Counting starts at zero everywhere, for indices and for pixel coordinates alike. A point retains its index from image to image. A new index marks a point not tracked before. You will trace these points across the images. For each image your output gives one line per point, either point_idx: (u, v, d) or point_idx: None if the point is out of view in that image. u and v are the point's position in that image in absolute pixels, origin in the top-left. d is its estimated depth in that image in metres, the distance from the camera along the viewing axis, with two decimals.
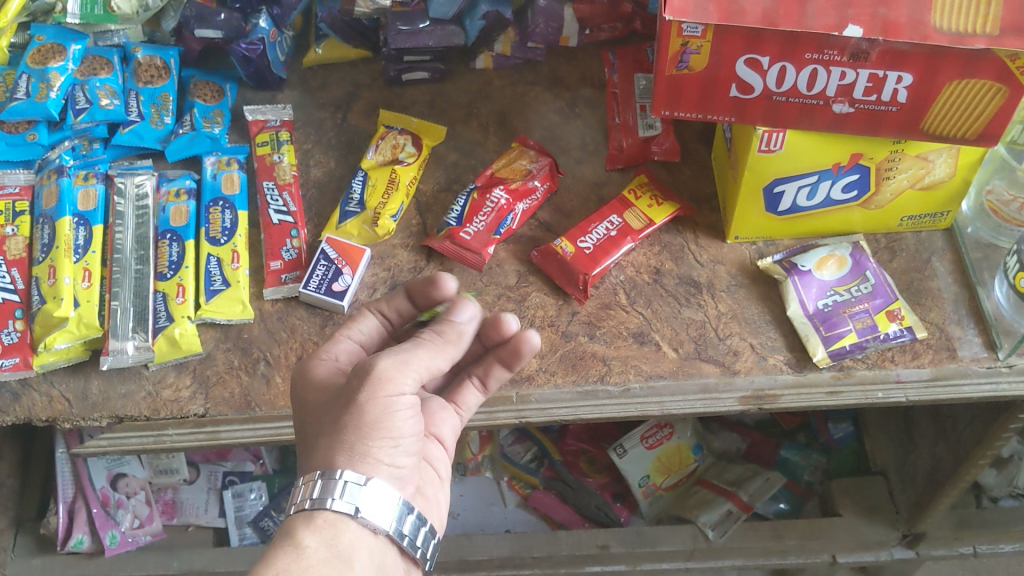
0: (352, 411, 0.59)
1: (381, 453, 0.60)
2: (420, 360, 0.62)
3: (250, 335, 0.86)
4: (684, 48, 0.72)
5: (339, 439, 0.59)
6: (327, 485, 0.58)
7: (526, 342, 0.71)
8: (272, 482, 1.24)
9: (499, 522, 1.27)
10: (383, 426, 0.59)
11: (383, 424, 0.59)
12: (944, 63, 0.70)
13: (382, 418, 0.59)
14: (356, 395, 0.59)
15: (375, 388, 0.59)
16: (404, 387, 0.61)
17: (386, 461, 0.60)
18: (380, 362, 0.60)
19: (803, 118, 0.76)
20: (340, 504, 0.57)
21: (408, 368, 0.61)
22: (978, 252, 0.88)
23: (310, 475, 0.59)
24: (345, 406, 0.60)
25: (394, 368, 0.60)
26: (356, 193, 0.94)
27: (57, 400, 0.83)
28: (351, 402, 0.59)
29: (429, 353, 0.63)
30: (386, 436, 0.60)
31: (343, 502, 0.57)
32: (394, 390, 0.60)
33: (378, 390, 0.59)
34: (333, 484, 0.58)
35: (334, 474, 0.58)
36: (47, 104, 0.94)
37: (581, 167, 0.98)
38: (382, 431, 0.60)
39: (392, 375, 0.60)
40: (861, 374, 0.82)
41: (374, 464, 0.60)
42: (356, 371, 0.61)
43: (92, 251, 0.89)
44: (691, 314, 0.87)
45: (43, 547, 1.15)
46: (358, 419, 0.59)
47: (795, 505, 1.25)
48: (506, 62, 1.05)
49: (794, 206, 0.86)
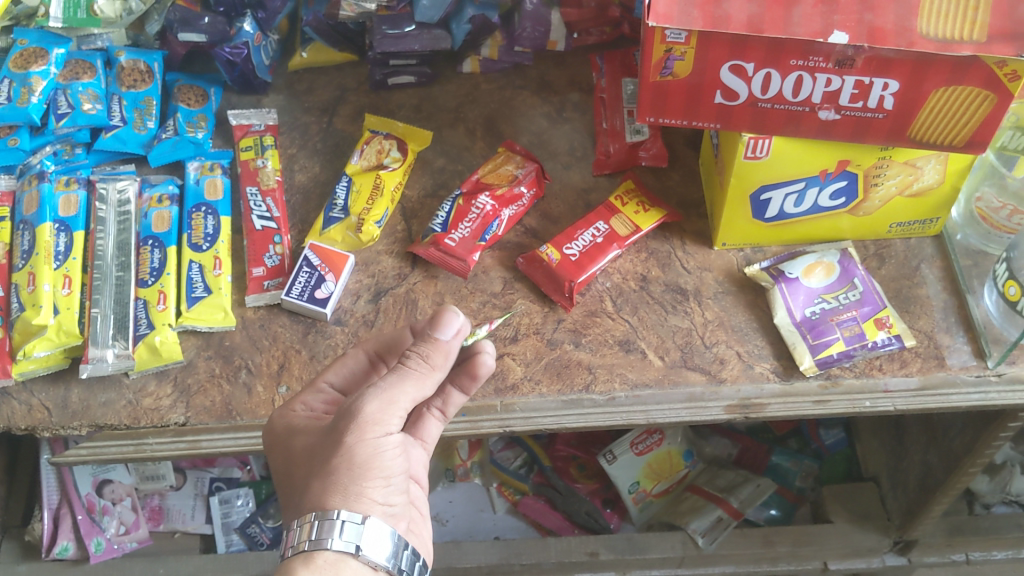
0: (340, 453, 0.59)
1: (375, 493, 0.60)
2: (407, 395, 0.61)
3: (231, 343, 0.85)
4: (668, 55, 0.71)
5: (332, 482, 0.59)
6: (327, 525, 0.57)
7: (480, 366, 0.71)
8: (259, 488, 1.23)
9: (488, 529, 1.25)
10: (374, 466, 0.59)
11: (374, 464, 0.59)
12: (932, 71, 0.69)
13: (371, 459, 0.59)
14: (343, 438, 0.59)
15: (361, 431, 0.59)
16: (390, 426, 0.60)
17: (380, 500, 0.60)
18: (364, 400, 0.60)
19: (789, 125, 0.75)
20: (341, 543, 0.57)
21: (393, 407, 0.60)
22: (967, 259, 0.87)
23: (305, 517, 0.58)
24: (332, 447, 0.59)
25: (382, 408, 0.60)
26: (340, 199, 0.93)
27: (37, 409, 0.82)
28: (338, 445, 0.59)
29: (412, 383, 0.62)
30: (378, 475, 0.60)
31: (344, 540, 0.57)
32: (380, 432, 0.60)
33: (364, 432, 0.59)
34: (331, 524, 0.57)
35: (331, 514, 0.57)
36: (29, 109, 0.93)
37: (569, 173, 0.97)
38: (373, 471, 0.60)
39: (378, 415, 0.60)
40: (849, 382, 0.81)
41: (369, 504, 0.59)
42: (340, 413, 0.60)
43: (73, 258, 0.88)
44: (678, 321, 0.86)
45: (28, 552, 1.12)
46: (348, 460, 0.59)
47: (788, 511, 1.23)
48: (494, 66, 1.04)
49: (781, 213, 0.85)
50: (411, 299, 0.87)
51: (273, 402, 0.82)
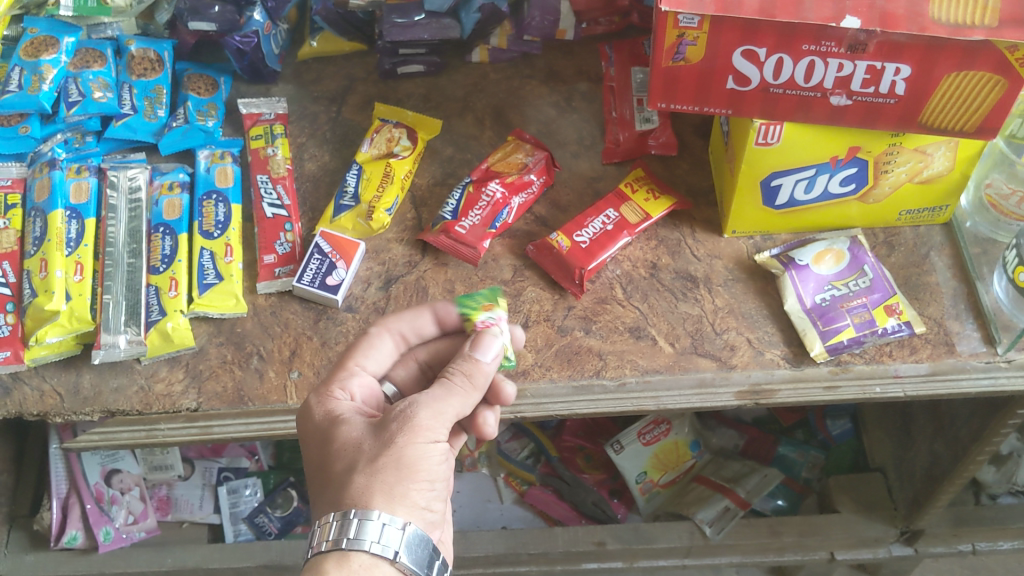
0: (389, 454, 0.59)
1: (418, 497, 0.60)
2: (454, 408, 0.62)
3: (243, 329, 0.86)
4: (681, 40, 0.72)
5: (377, 479, 0.59)
6: (364, 525, 0.57)
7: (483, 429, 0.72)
8: (267, 478, 1.25)
9: (496, 518, 1.26)
10: (420, 469, 0.60)
11: (420, 467, 0.60)
12: (942, 55, 0.69)
13: (418, 462, 0.60)
14: (393, 439, 0.60)
15: (412, 436, 0.60)
16: (440, 435, 0.61)
17: (422, 504, 0.60)
18: (417, 408, 0.61)
19: (800, 111, 0.75)
20: (378, 546, 0.57)
21: (443, 417, 0.62)
22: (977, 247, 0.87)
23: (344, 513, 0.58)
24: (380, 448, 0.60)
25: (433, 418, 0.61)
26: (351, 186, 0.94)
27: (49, 394, 0.82)
28: (387, 446, 0.60)
29: (461, 399, 0.63)
30: (424, 479, 0.60)
31: (381, 544, 0.57)
32: (430, 438, 0.61)
33: (415, 436, 0.60)
34: (370, 525, 0.57)
35: (371, 515, 0.58)
36: (40, 96, 0.94)
37: (578, 162, 0.97)
38: (420, 474, 0.60)
39: (431, 423, 0.61)
40: (859, 368, 0.81)
41: (411, 508, 0.59)
42: (394, 412, 0.61)
43: (85, 245, 0.88)
44: (688, 308, 0.86)
45: (36, 542, 1.13)
46: (396, 461, 0.59)
47: (794, 502, 1.25)
48: (502, 56, 1.04)
49: (792, 200, 0.85)
50: (422, 286, 0.88)
51: (284, 388, 0.82)
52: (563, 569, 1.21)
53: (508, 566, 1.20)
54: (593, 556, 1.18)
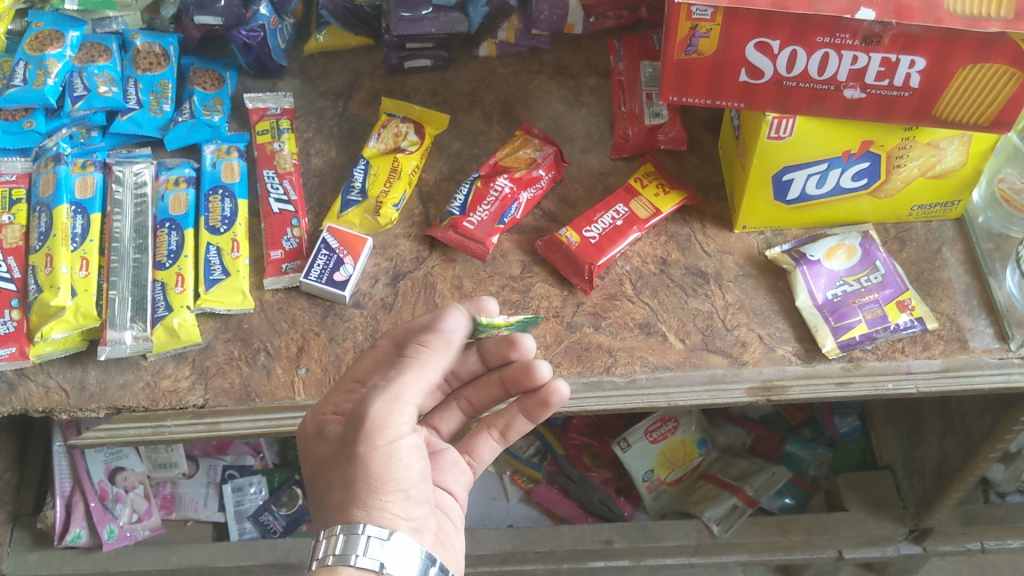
0: (356, 466, 0.59)
1: (396, 507, 0.60)
2: (408, 387, 0.62)
3: (249, 325, 0.85)
4: (693, 32, 0.71)
5: (352, 495, 0.59)
6: (351, 540, 0.57)
7: (554, 393, 0.70)
8: (272, 476, 1.24)
9: (502, 516, 1.25)
10: (389, 478, 0.59)
11: (387, 475, 0.59)
12: (958, 47, 0.68)
13: (386, 470, 0.59)
14: (356, 450, 0.59)
15: (371, 439, 0.59)
16: (400, 428, 0.60)
17: (402, 514, 0.60)
18: (369, 408, 0.60)
19: (813, 104, 0.75)
20: (365, 560, 0.56)
21: (399, 407, 0.60)
22: (989, 242, 0.86)
23: (332, 529, 0.58)
24: (348, 461, 0.59)
25: (386, 411, 0.60)
26: (357, 181, 0.93)
27: (55, 391, 0.81)
28: (353, 458, 0.59)
29: (415, 373, 0.62)
30: (395, 487, 0.59)
31: (368, 557, 0.57)
32: (391, 437, 0.59)
33: (375, 440, 0.59)
34: (356, 539, 0.57)
35: (356, 529, 0.57)
36: (45, 90, 0.93)
37: (586, 157, 0.96)
38: (388, 483, 0.59)
39: (386, 420, 0.59)
40: (871, 364, 0.81)
41: (392, 519, 0.59)
42: (351, 420, 0.60)
43: (90, 240, 0.88)
44: (699, 304, 0.85)
45: (40, 540, 1.12)
46: (364, 473, 0.59)
47: (801, 499, 1.23)
48: (510, 51, 1.03)
49: (803, 194, 0.84)
50: (430, 282, 0.87)
51: (292, 384, 0.81)
52: (569, 567, 1.20)
53: (514, 564, 1.19)
54: (599, 554, 1.17)
